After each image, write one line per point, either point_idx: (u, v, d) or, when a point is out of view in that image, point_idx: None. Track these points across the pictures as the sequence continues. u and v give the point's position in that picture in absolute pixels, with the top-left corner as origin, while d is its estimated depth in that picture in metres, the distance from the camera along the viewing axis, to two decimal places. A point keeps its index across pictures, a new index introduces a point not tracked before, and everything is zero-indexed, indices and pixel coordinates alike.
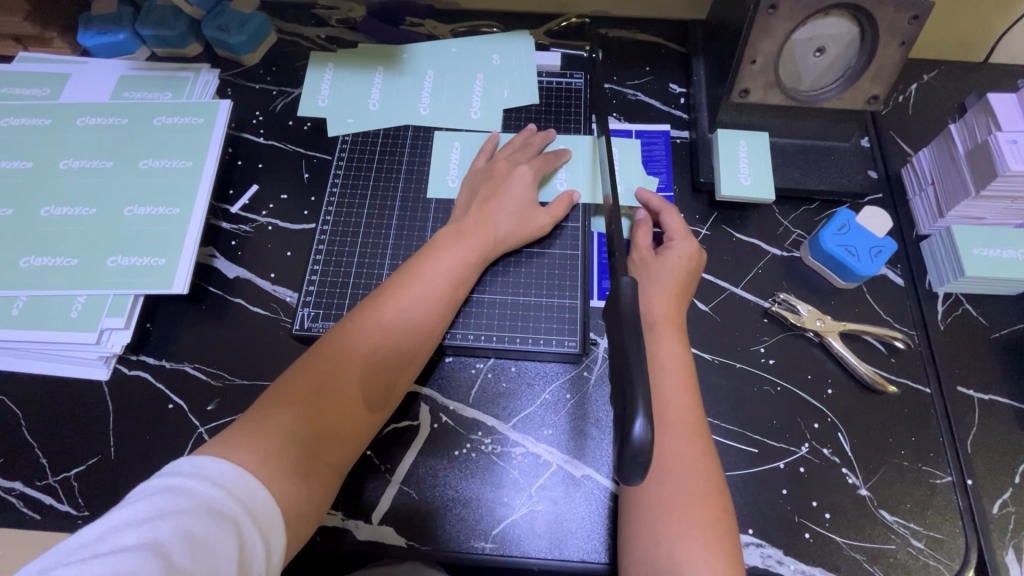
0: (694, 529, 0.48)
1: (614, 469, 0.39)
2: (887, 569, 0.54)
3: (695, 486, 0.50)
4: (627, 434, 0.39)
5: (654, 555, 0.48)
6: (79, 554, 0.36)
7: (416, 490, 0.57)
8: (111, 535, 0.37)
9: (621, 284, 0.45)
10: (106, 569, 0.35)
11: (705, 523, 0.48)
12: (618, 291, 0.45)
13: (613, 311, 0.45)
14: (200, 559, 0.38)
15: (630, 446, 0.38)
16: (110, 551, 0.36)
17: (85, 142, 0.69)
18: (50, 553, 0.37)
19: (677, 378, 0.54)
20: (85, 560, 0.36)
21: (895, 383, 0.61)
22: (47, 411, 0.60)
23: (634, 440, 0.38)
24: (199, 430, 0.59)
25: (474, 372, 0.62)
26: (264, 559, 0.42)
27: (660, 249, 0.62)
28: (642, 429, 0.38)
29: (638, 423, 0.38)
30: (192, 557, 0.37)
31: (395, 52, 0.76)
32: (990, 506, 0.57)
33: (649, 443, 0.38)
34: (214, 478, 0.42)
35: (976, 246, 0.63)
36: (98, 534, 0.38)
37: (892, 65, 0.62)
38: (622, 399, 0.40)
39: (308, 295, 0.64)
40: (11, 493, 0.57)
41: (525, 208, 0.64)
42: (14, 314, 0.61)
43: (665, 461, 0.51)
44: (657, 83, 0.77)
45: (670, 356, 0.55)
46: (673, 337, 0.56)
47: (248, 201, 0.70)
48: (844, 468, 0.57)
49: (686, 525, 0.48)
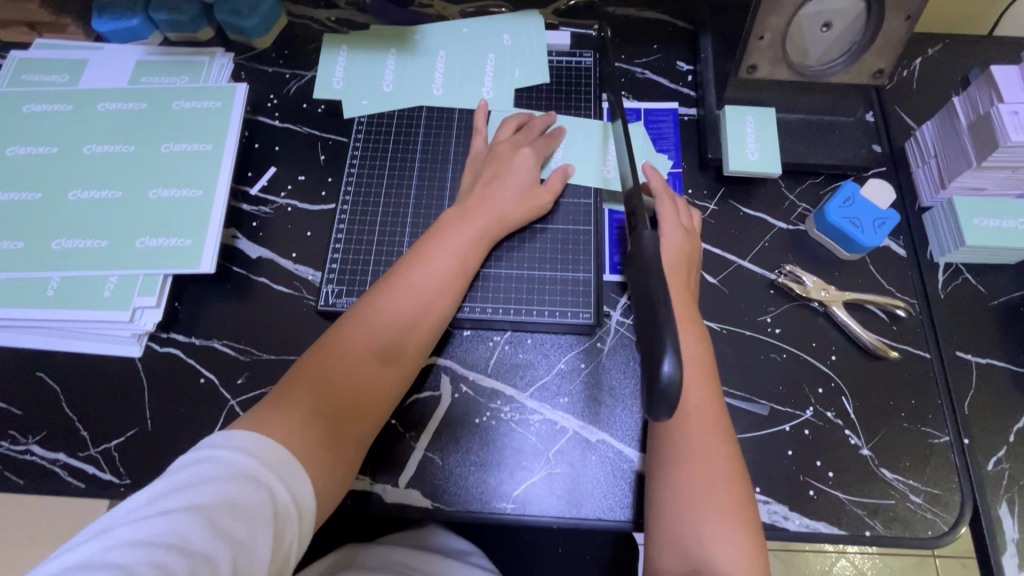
0: (721, 506, 0.49)
1: (642, 407, 0.40)
2: (887, 523, 0.57)
3: (721, 472, 0.50)
4: (655, 374, 0.40)
5: (681, 533, 0.49)
6: (132, 516, 0.40)
7: (440, 455, 0.60)
8: (158, 500, 0.41)
9: (643, 239, 0.46)
10: (158, 529, 0.39)
11: (725, 505, 0.49)
12: (640, 243, 0.46)
13: (633, 262, 0.46)
14: (240, 522, 0.41)
15: (660, 385, 0.39)
16: (159, 514, 0.40)
17: (106, 127, 0.71)
18: (108, 515, 0.40)
19: (695, 370, 0.54)
20: (140, 521, 0.40)
21: (896, 349, 0.63)
22: (86, 387, 0.63)
23: (663, 379, 0.38)
24: (231, 403, 0.62)
25: (492, 345, 0.65)
26: (296, 526, 0.45)
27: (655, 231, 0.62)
28: (670, 368, 0.39)
29: (667, 363, 0.39)
30: (233, 520, 0.41)
31: (407, 33, 0.77)
32: (984, 462, 0.60)
33: (678, 381, 0.38)
34: (244, 447, 0.45)
35: (977, 216, 0.64)
36: (147, 499, 0.41)
37: (898, 39, 0.63)
38: (647, 344, 0.41)
39: (331, 273, 0.66)
40: (56, 463, 0.60)
41: (516, 179, 0.65)
42: (49, 294, 0.63)
43: (684, 447, 0.51)
44: (665, 60, 0.78)
45: (690, 349, 0.55)
46: (693, 328, 0.57)
47: (267, 183, 0.72)
48: (847, 430, 0.60)
49: (711, 504, 0.49)
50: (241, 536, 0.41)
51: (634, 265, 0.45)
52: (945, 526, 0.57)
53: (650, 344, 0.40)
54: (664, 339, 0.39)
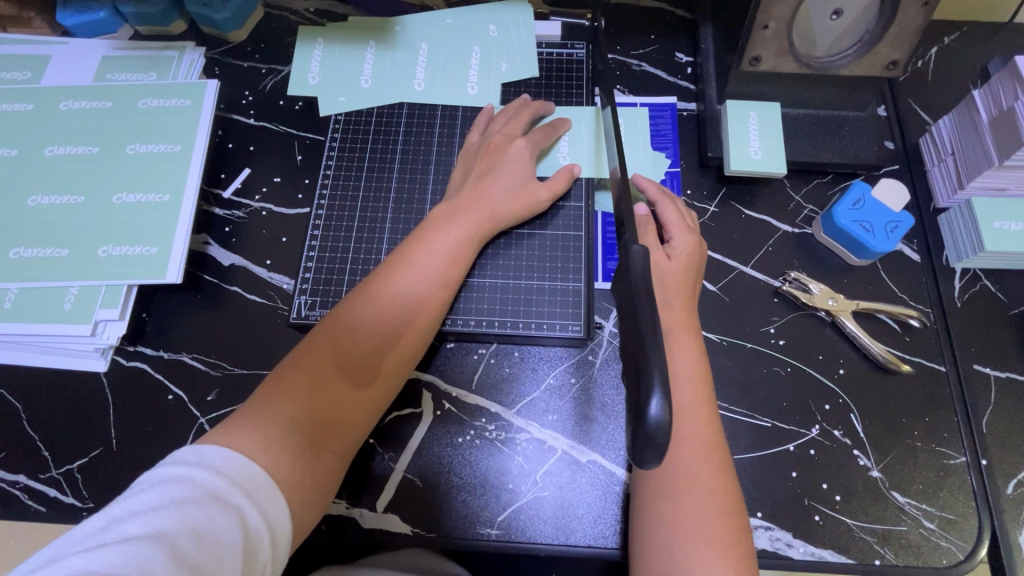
0: (710, 544, 0.45)
1: (628, 450, 0.37)
2: (898, 550, 0.53)
3: (712, 504, 0.46)
4: (642, 412, 0.37)
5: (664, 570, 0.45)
6: (83, 544, 0.35)
7: (420, 476, 0.57)
8: (115, 525, 0.37)
9: (631, 251, 0.44)
10: (114, 557, 0.34)
11: (717, 540, 0.45)
12: (629, 260, 0.43)
13: (622, 280, 0.44)
14: (205, 547, 0.37)
15: (647, 427, 0.36)
16: (115, 540, 0.36)
17: (69, 128, 0.67)
18: (56, 544, 0.36)
19: (690, 388, 0.50)
20: (93, 549, 0.35)
21: (909, 362, 0.59)
22: (47, 404, 0.60)
23: (651, 420, 0.36)
24: (200, 420, 0.59)
25: (477, 358, 0.61)
26: (269, 549, 0.41)
27: (664, 244, 0.58)
28: (658, 408, 0.36)
29: (655, 402, 0.36)
30: (197, 545, 0.37)
31: (387, 25, 0.72)
32: (1004, 485, 0.56)
33: (667, 422, 0.36)
34: (216, 466, 0.41)
35: (997, 219, 0.60)
36: (104, 523, 0.37)
37: (914, 28, 0.58)
38: (635, 377, 0.38)
39: (305, 282, 0.62)
40: (16, 485, 0.57)
41: (511, 174, 0.61)
42: (7, 307, 0.59)
43: (674, 476, 0.48)
44: (663, 52, 0.73)
45: (685, 365, 0.51)
46: (689, 343, 0.52)
47: (240, 185, 0.68)
48: (855, 450, 0.56)
49: (699, 538, 0.45)
50: (208, 564, 0.36)
51: (622, 285, 0.43)
52: (961, 554, 0.53)
53: (638, 377, 0.37)
54: (653, 375, 0.37)
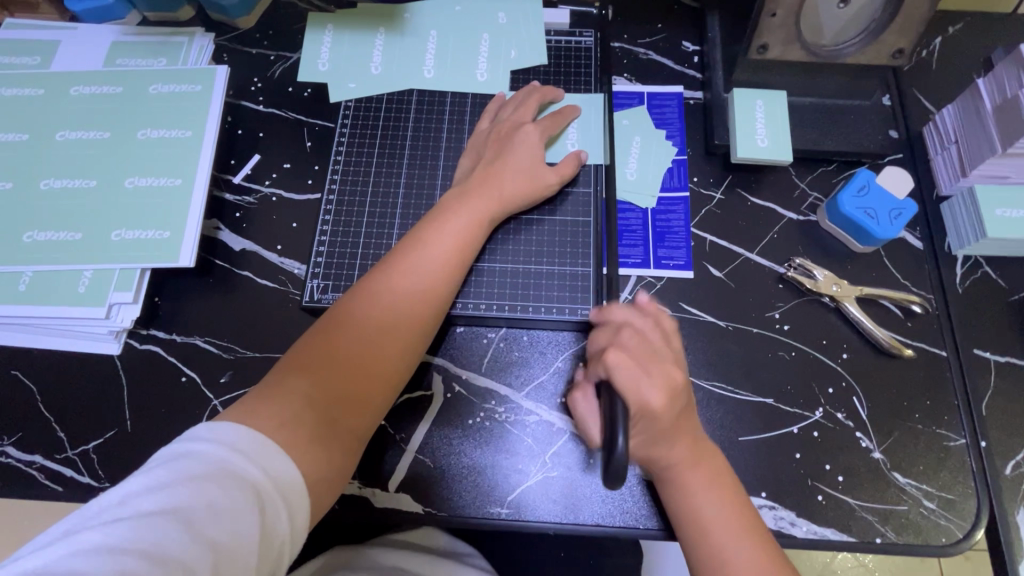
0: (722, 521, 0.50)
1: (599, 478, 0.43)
2: (898, 529, 0.54)
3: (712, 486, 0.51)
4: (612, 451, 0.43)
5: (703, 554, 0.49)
6: (100, 519, 0.36)
7: (431, 458, 0.58)
8: (131, 500, 0.38)
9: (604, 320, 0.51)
10: (131, 533, 0.36)
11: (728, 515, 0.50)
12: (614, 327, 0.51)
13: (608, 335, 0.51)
14: (222, 523, 0.38)
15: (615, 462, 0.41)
16: (131, 516, 0.37)
17: (79, 113, 0.67)
18: (73, 516, 0.37)
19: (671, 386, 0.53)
20: (109, 524, 0.36)
21: (911, 346, 0.60)
22: (62, 386, 0.60)
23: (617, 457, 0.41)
24: (213, 402, 0.60)
25: (486, 342, 0.62)
26: (287, 523, 0.42)
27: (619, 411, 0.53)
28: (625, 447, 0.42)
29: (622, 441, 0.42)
30: (214, 521, 0.38)
31: (396, 12, 0.72)
32: (1002, 467, 0.57)
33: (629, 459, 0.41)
34: (231, 443, 0.42)
35: (1000, 206, 0.61)
36: (119, 498, 0.38)
37: (920, 16, 0.59)
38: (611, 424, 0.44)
39: (316, 266, 0.63)
40: (32, 466, 0.58)
41: (520, 159, 0.62)
42: (21, 290, 0.60)
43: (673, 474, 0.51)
44: (670, 41, 0.74)
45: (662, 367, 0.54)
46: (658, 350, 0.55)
47: (250, 172, 0.68)
48: (858, 432, 0.57)
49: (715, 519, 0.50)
50: (225, 541, 0.38)
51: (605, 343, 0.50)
52: (959, 533, 0.54)
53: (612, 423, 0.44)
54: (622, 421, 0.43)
